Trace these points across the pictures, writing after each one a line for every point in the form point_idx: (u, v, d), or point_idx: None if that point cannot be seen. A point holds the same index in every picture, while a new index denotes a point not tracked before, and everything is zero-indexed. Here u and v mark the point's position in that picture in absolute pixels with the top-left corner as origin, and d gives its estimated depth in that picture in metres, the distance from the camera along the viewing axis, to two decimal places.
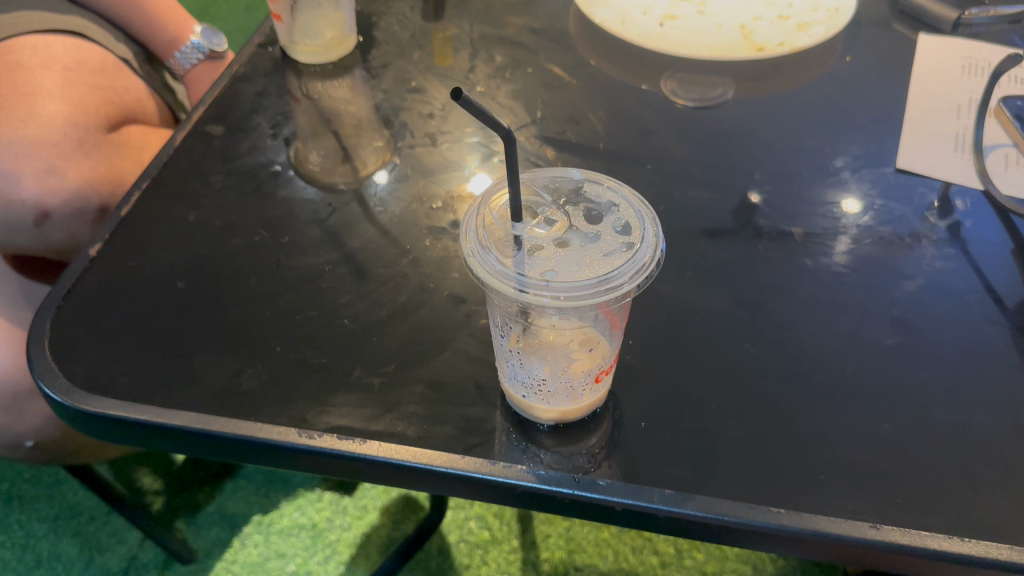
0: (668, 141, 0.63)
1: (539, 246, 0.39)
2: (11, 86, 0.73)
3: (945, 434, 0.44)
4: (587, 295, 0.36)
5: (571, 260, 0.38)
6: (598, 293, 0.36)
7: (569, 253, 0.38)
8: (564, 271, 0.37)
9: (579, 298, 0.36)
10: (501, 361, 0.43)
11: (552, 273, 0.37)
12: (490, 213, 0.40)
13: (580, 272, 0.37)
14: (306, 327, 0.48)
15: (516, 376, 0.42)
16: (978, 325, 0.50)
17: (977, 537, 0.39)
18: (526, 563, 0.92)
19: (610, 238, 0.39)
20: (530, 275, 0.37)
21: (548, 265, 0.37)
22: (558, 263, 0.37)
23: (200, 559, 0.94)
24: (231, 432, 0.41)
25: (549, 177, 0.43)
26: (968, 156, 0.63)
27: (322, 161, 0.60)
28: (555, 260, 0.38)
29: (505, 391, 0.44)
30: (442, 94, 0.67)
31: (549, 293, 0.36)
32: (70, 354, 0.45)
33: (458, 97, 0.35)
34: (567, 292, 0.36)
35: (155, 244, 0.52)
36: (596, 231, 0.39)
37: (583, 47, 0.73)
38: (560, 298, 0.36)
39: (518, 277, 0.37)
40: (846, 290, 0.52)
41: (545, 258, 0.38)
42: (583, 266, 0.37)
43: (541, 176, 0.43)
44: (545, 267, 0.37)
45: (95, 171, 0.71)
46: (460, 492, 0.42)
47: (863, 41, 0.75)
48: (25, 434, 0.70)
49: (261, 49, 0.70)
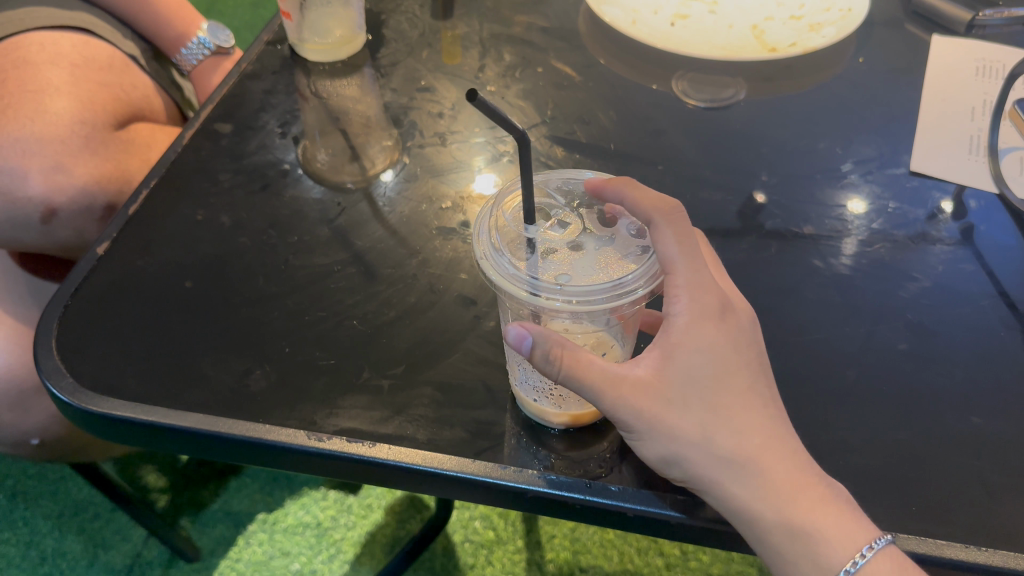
0: (680, 141, 0.63)
1: (553, 250, 0.38)
2: (19, 82, 0.73)
3: (963, 441, 0.43)
4: (601, 300, 0.36)
5: (584, 264, 0.37)
6: (611, 298, 0.36)
7: (582, 257, 0.38)
8: (578, 274, 0.37)
9: (593, 302, 0.36)
10: (512, 365, 0.42)
11: (565, 276, 0.37)
12: (499, 214, 0.40)
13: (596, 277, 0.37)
14: (314, 328, 0.47)
15: (526, 380, 0.42)
16: (995, 330, 0.50)
17: (994, 547, 0.39)
18: (531, 563, 0.92)
19: (624, 242, 0.39)
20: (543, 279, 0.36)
21: (561, 268, 0.37)
22: (572, 267, 0.37)
23: (205, 557, 0.94)
24: (238, 432, 0.41)
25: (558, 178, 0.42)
26: (982, 160, 0.62)
27: (330, 159, 0.60)
28: (568, 264, 0.37)
29: (516, 394, 0.43)
30: (452, 93, 0.66)
31: (562, 297, 0.36)
32: (76, 355, 0.44)
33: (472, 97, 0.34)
34: (580, 295, 0.36)
35: (162, 242, 0.52)
36: (609, 236, 0.39)
37: (593, 46, 0.73)
38: (573, 302, 0.36)
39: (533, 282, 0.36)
40: (858, 293, 0.52)
41: (558, 262, 0.37)
42: (596, 270, 0.37)
43: (552, 176, 0.43)
44: (559, 271, 0.37)
45: (103, 169, 0.71)
46: (469, 496, 0.41)
47: (875, 42, 0.75)
48: (31, 431, 0.71)
49: (269, 46, 0.70)
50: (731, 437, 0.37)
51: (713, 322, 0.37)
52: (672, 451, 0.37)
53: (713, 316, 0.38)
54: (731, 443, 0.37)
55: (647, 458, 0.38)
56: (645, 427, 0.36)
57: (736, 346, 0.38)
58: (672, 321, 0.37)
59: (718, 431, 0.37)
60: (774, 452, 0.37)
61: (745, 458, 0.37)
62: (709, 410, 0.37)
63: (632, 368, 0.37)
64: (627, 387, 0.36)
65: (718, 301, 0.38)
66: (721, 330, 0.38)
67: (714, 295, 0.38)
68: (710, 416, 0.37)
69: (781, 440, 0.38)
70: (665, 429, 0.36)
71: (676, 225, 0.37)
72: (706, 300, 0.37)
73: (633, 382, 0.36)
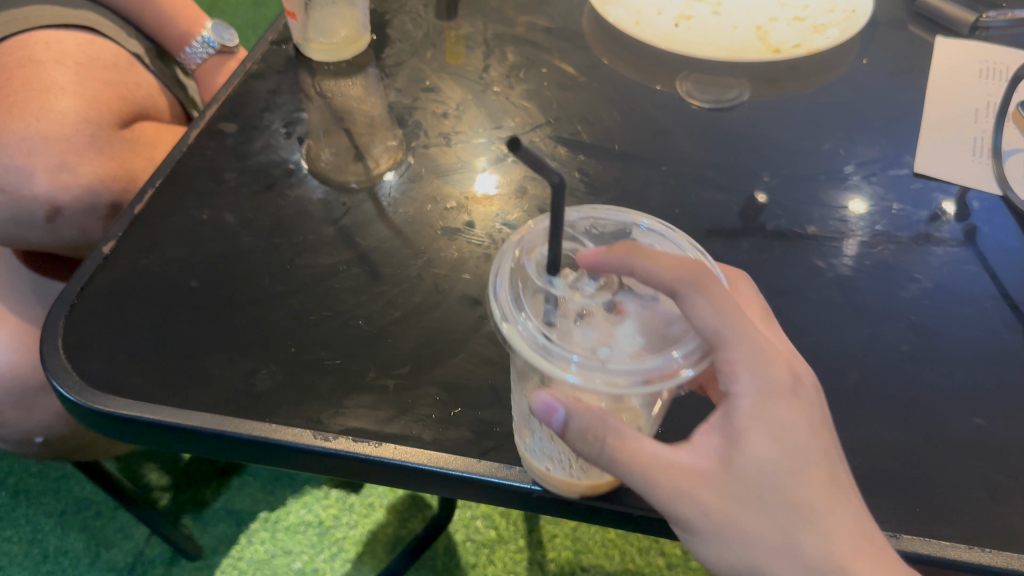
0: (684, 142, 0.63)
1: (588, 315, 0.38)
2: (24, 81, 0.73)
3: (966, 443, 0.44)
4: (646, 382, 0.35)
5: (624, 338, 0.37)
6: (657, 380, 0.35)
7: (621, 330, 0.37)
8: (619, 351, 0.36)
9: (638, 384, 0.35)
10: (524, 432, 0.40)
11: (605, 353, 0.36)
12: (525, 269, 0.39)
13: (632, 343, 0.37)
14: (319, 328, 0.48)
15: (540, 446, 0.40)
16: (997, 332, 0.50)
17: (995, 548, 0.39)
18: (532, 563, 0.92)
19: (661, 313, 0.38)
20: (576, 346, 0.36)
21: (601, 343, 0.36)
22: (612, 342, 0.36)
23: (206, 555, 0.94)
24: (245, 432, 0.41)
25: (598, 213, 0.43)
26: (986, 162, 0.62)
27: (334, 159, 0.60)
28: (608, 339, 0.37)
29: (528, 464, 0.40)
30: (456, 93, 0.66)
31: (605, 378, 0.35)
32: (83, 354, 0.45)
33: (515, 147, 0.33)
34: (625, 376, 0.35)
35: (167, 241, 0.52)
36: (646, 303, 0.39)
37: (597, 46, 0.73)
38: (617, 383, 0.35)
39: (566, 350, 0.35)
40: (861, 295, 0.52)
41: (596, 335, 0.37)
42: (637, 346, 0.36)
43: (591, 210, 0.43)
44: (598, 347, 0.36)
45: (108, 168, 0.71)
46: (474, 496, 0.42)
47: (879, 43, 0.75)
48: (35, 429, 0.72)
49: (274, 45, 0.70)
50: (816, 537, 0.35)
51: (785, 402, 0.35)
52: (745, 554, 0.35)
53: (784, 397, 0.35)
54: (812, 543, 0.35)
55: (715, 561, 0.36)
56: (713, 526, 0.35)
57: (813, 429, 0.36)
58: (739, 406, 0.35)
59: (796, 531, 0.35)
60: (862, 554, 0.35)
61: (830, 561, 0.35)
62: (789, 506, 0.35)
63: (694, 458, 0.36)
64: (689, 480, 0.35)
65: (787, 376, 0.36)
66: (795, 411, 0.35)
67: (784, 374, 0.36)
68: (787, 513, 0.35)
69: (866, 527, 0.36)
70: (737, 528, 0.35)
71: (710, 292, 0.35)
72: (774, 379, 0.35)
73: (695, 474, 0.35)
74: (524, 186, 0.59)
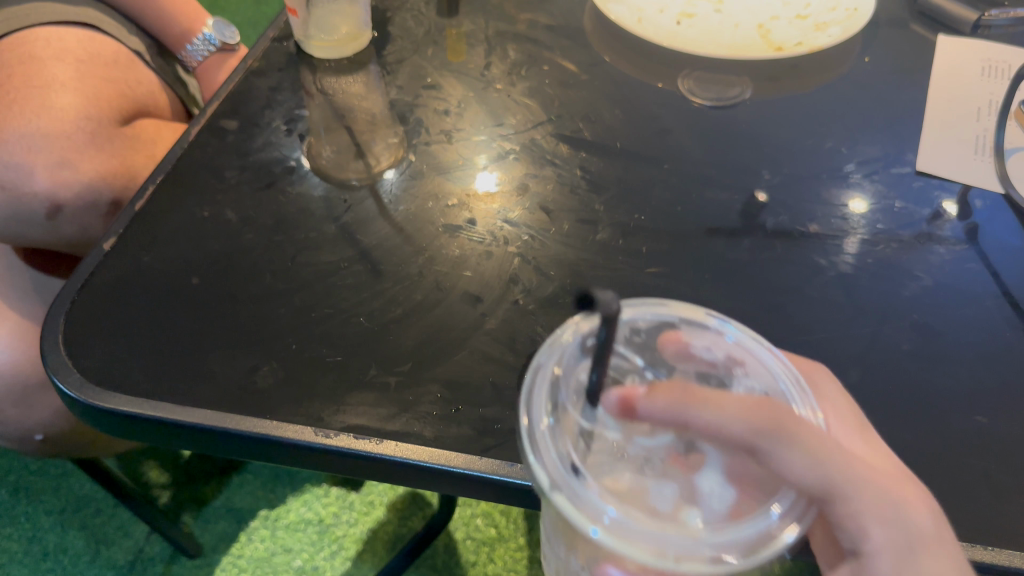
0: (686, 140, 0.63)
1: (655, 468, 0.35)
2: (25, 78, 0.73)
3: (969, 441, 0.43)
4: (743, 555, 0.32)
5: (703, 498, 0.34)
6: (753, 551, 0.32)
7: (696, 485, 0.34)
8: (701, 516, 0.33)
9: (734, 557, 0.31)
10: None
11: (687, 519, 0.33)
12: (565, 401, 0.36)
13: (715, 487, 0.34)
14: (321, 325, 0.47)
15: None
16: (1000, 330, 0.50)
17: (999, 547, 0.39)
18: (533, 561, 0.93)
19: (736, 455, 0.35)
20: (641, 504, 0.33)
21: (679, 506, 0.33)
22: (689, 503, 0.33)
23: (206, 553, 0.94)
24: (246, 429, 0.41)
25: (640, 313, 0.40)
26: (988, 160, 0.62)
27: (335, 156, 0.60)
28: (684, 500, 0.33)
29: None
30: (458, 91, 0.66)
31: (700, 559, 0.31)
32: (84, 351, 0.45)
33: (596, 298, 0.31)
34: (718, 550, 0.31)
35: (168, 239, 0.52)
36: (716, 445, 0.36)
37: (598, 44, 0.73)
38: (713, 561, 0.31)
39: (612, 502, 0.32)
40: (863, 293, 0.52)
41: (671, 497, 0.33)
42: (720, 508, 0.33)
43: (634, 311, 0.40)
44: (678, 512, 0.33)
45: (108, 165, 0.70)
46: (476, 494, 0.42)
47: (881, 41, 0.75)
48: (36, 426, 0.72)
49: (275, 43, 0.70)
50: None
51: (923, 559, 0.35)
52: None
53: (915, 555, 0.35)
54: None
55: None
56: None
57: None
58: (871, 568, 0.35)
59: None
60: None
61: None
62: None
63: None
64: None
65: (917, 530, 0.35)
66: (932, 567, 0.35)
67: (907, 531, 0.35)
68: None
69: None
70: None
71: (794, 443, 0.33)
72: (904, 541, 0.35)
73: None
74: (525, 183, 0.58)
